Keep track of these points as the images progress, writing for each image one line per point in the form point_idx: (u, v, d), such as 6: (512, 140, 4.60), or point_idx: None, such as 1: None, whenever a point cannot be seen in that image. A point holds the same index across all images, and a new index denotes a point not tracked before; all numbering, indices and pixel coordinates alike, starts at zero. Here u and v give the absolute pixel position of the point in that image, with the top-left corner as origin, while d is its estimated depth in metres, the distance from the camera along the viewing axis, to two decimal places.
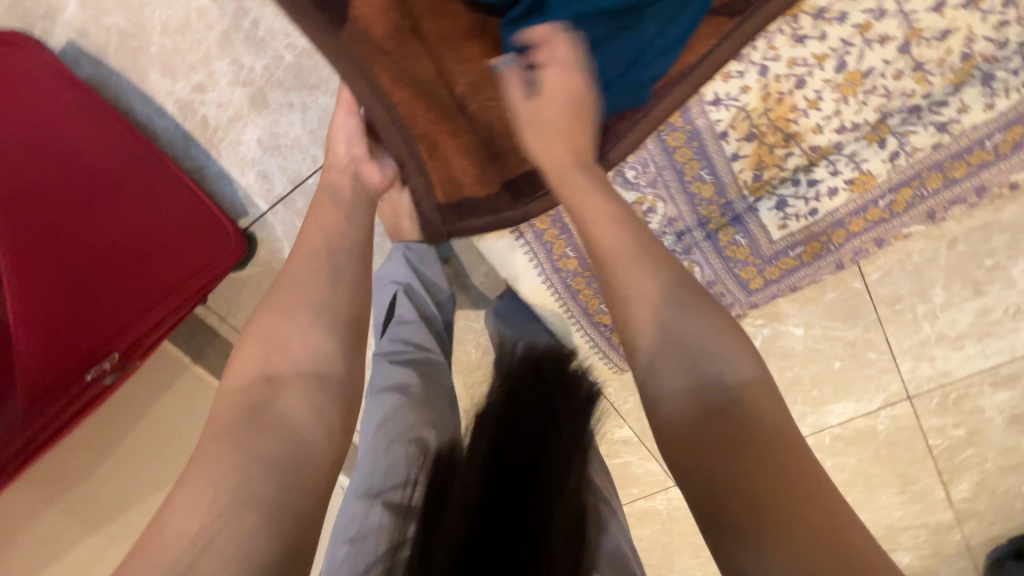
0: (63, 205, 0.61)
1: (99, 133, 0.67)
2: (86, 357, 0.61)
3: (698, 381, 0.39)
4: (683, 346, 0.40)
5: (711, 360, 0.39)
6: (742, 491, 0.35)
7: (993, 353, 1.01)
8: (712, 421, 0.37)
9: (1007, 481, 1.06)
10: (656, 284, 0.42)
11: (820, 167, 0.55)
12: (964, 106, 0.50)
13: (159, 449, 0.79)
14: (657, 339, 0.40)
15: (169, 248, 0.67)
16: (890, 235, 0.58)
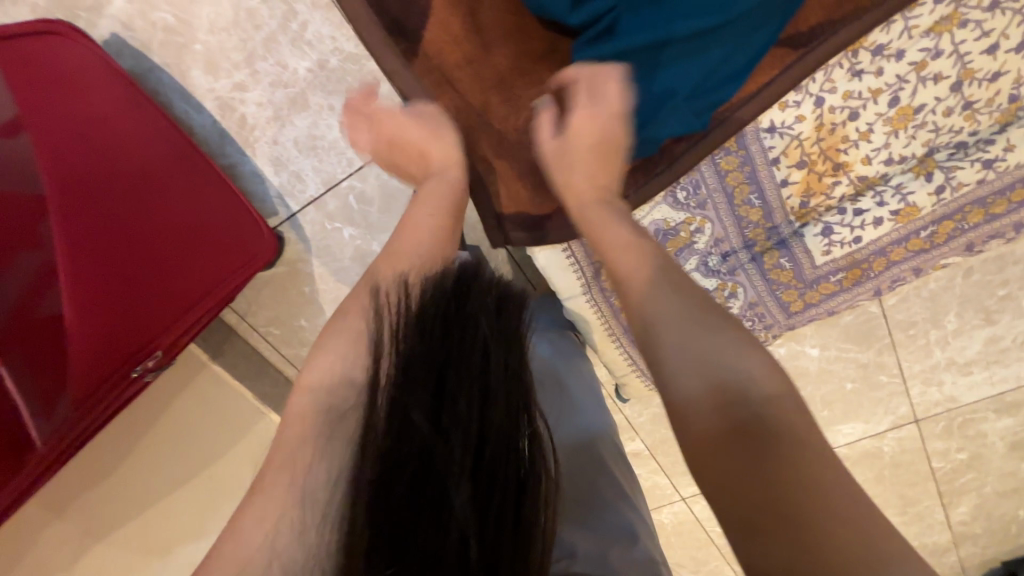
0: (115, 199, 0.61)
1: (148, 131, 0.67)
2: (134, 354, 0.62)
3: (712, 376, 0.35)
4: (690, 342, 0.37)
5: (722, 355, 0.36)
6: (737, 497, 0.32)
7: (999, 380, 1.04)
8: (726, 428, 0.33)
9: (1003, 505, 1.10)
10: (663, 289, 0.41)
11: (866, 197, 0.56)
12: (1010, 145, 0.52)
13: (178, 447, 0.78)
14: (671, 346, 0.37)
15: (214, 250, 0.69)
16: (930, 265, 0.59)
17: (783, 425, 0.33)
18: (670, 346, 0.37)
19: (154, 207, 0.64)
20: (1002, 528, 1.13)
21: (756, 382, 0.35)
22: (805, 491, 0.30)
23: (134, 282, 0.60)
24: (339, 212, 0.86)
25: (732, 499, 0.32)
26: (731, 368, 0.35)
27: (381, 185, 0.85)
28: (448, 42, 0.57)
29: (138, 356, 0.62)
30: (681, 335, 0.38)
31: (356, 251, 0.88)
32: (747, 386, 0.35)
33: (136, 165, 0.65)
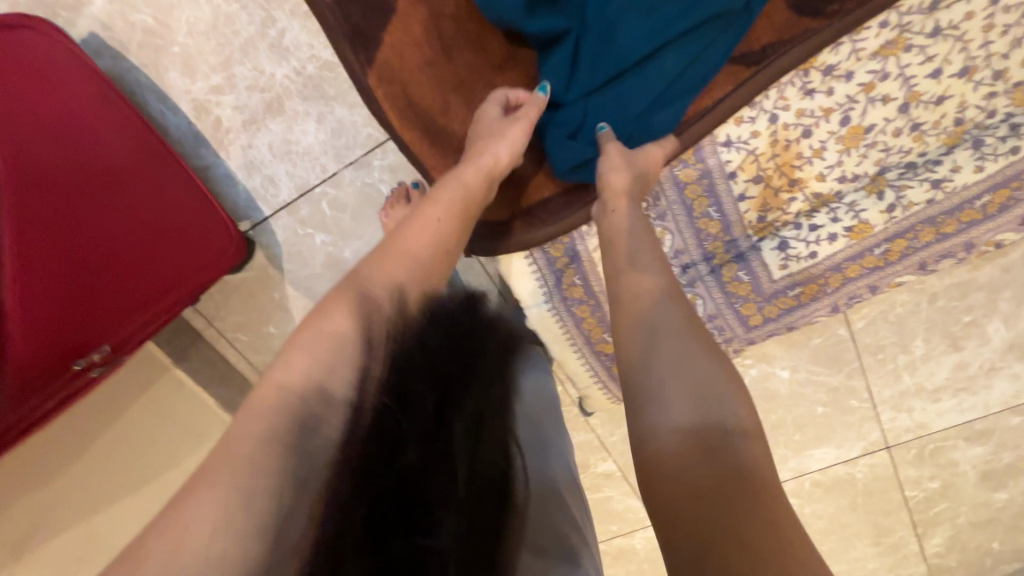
0: (72, 192, 0.60)
1: (116, 126, 0.68)
2: (81, 346, 0.61)
3: (707, 423, 0.37)
4: (695, 386, 0.39)
5: (719, 404, 0.38)
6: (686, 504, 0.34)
7: (967, 408, 1.04)
8: (697, 441, 0.36)
9: (977, 537, 1.10)
10: (677, 329, 0.42)
11: (821, 213, 0.57)
12: (956, 166, 0.54)
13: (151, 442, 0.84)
14: (671, 370, 0.40)
15: (178, 244, 0.70)
16: (885, 282, 0.60)
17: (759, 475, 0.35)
18: (669, 374, 0.40)
19: (118, 202, 0.64)
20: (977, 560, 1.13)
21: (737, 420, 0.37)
22: (752, 517, 0.33)
23: (93, 275, 0.60)
24: (311, 218, 0.89)
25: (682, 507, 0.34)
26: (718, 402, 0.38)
27: (356, 192, 0.87)
28: (408, 43, 0.56)
29: (90, 346, 0.62)
30: (682, 378, 0.39)
31: (326, 258, 0.91)
32: (727, 418, 0.38)
33: (103, 160, 0.64)
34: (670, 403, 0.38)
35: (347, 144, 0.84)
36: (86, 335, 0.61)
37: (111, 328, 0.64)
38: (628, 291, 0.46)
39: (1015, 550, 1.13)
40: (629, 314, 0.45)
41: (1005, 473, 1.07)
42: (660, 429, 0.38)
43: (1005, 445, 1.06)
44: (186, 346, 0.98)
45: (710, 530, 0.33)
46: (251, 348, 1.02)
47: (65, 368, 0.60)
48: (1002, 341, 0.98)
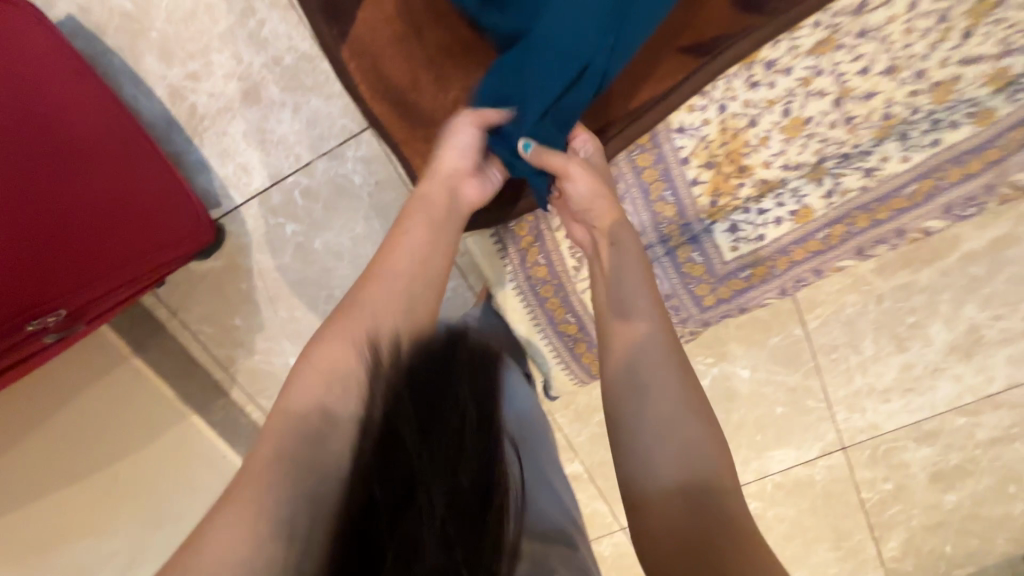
0: (43, 160, 0.62)
1: (98, 107, 0.69)
2: (34, 306, 0.59)
3: (692, 484, 0.42)
4: (683, 450, 0.43)
5: (702, 465, 0.43)
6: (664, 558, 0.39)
7: (915, 408, 1.10)
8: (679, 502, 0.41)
9: (931, 540, 1.17)
10: (668, 388, 0.46)
11: (768, 198, 0.62)
12: (885, 156, 0.59)
13: (107, 435, 0.83)
14: (658, 429, 0.45)
15: (147, 226, 0.70)
16: (827, 265, 0.64)
17: (742, 529, 0.40)
18: (657, 432, 0.44)
19: (90, 175, 0.65)
20: (931, 563, 1.19)
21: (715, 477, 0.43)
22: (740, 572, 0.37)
23: (51, 237, 0.60)
24: (283, 206, 0.91)
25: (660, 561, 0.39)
26: (701, 462, 0.43)
27: (327, 182, 0.89)
28: (381, 27, 0.60)
29: (43, 309, 0.60)
30: (671, 438, 0.44)
31: (296, 247, 0.94)
32: (709, 478, 0.42)
33: (87, 133, 0.66)
34: (655, 464, 0.43)
35: (322, 135, 0.86)
36: (38, 297, 0.59)
37: (67, 295, 0.62)
38: (619, 347, 0.50)
39: (966, 553, 1.18)
40: (617, 371, 0.49)
41: (954, 474, 1.13)
42: (644, 488, 0.43)
43: (951, 446, 1.12)
44: (149, 336, 0.97)
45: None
46: (217, 340, 1.01)
47: (13, 327, 0.58)
48: (944, 343, 1.04)
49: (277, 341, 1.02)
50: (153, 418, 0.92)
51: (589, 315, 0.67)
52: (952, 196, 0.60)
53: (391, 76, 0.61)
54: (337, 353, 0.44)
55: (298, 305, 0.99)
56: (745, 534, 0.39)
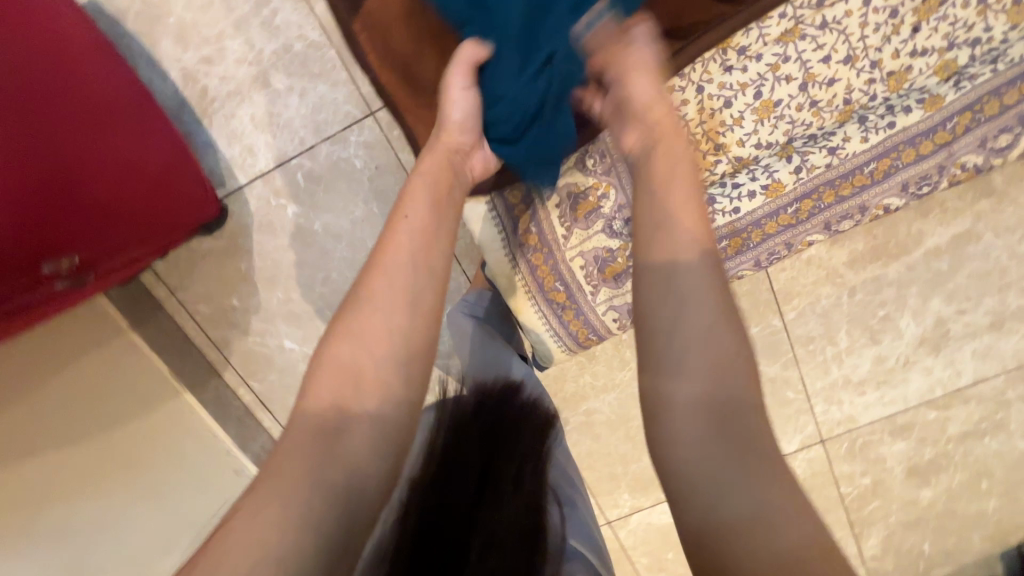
0: (75, 118, 0.66)
1: (122, 84, 0.74)
2: (55, 249, 0.61)
3: (719, 434, 0.39)
4: (714, 396, 0.40)
5: (731, 412, 0.39)
6: (708, 501, 0.37)
7: (889, 401, 1.14)
8: (717, 437, 0.38)
9: (909, 537, 1.20)
10: (700, 321, 0.42)
11: (742, 174, 0.67)
12: (847, 136, 0.65)
13: (104, 402, 0.85)
14: (693, 360, 0.41)
15: (160, 195, 0.75)
16: (798, 239, 0.69)
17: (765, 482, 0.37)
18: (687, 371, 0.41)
19: (113, 141, 0.70)
20: (910, 562, 1.21)
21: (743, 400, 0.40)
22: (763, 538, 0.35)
23: (66, 184, 0.62)
24: (286, 187, 0.95)
25: (713, 507, 0.37)
26: (733, 388, 0.40)
27: (330, 166, 0.93)
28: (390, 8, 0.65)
29: (59, 253, 0.61)
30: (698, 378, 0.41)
31: (297, 229, 0.97)
32: (736, 426, 0.39)
33: (102, 99, 0.71)
34: (681, 407, 0.40)
35: (326, 120, 0.91)
36: (58, 241, 0.61)
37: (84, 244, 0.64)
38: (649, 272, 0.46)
39: (943, 550, 1.21)
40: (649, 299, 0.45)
41: (928, 469, 1.17)
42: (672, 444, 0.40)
43: (924, 440, 1.16)
44: (146, 313, 1.00)
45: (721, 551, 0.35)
46: (214, 320, 1.04)
47: (28, 268, 0.58)
48: (913, 336, 1.09)
49: (272, 323, 1.05)
50: (147, 393, 0.94)
51: (577, 282, 0.72)
52: (908, 175, 0.66)
53: (398, 52, 0.66)
54: (351, 351, 0.46)
55: (294, 287, 1.02)
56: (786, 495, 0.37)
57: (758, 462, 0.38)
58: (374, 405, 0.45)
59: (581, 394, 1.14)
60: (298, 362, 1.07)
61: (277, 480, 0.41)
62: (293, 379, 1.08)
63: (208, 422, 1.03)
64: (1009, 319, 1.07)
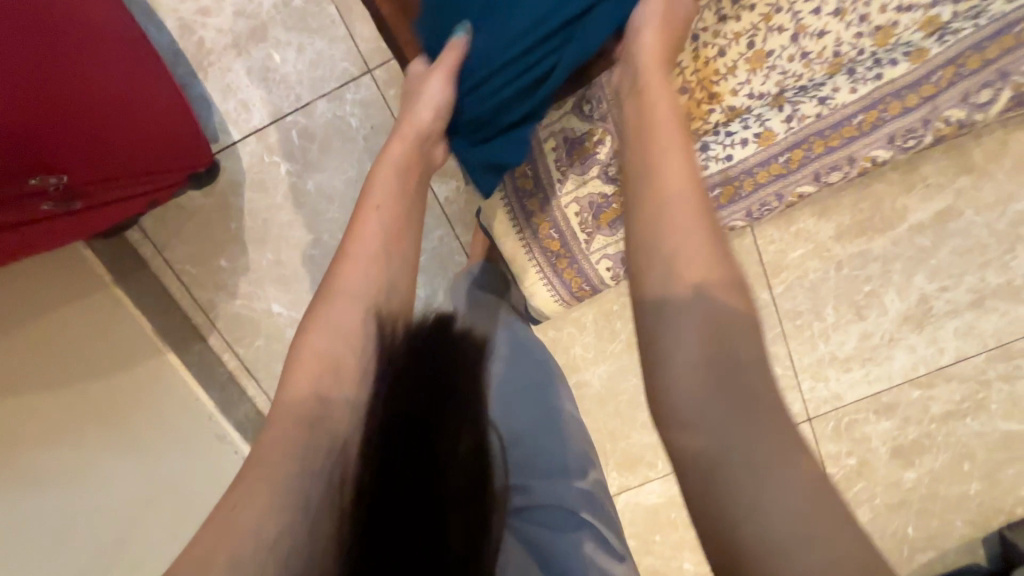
0: (82, 43, 0.66)
1: (121, 20, 0.74)
2: (52, 165, 0.60)
3: (723, 372, 0.37)
4: (722, 336, 0.38)
5: (737, 348, 0.38)
6: (714, 475, 0.34)
7: (874, 379, 1.16)
8: (722, 407, 0.36)
9: (894, 520, 1.21)
10: (703, 272, 0.42)
11: (735, 123, 0.69)
12: (836, 87, 0.66)
13: (89, 348, 0.84)
14: (685, 330, 0.39)
15: (154, 134, 0.75)
16: (789, 190, 0.71)
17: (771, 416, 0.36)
18: (684, 319, 0.40)
19: (114, 73, 0.70)
20: (895, 545, 1.22)
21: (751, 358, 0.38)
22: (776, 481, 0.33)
23: (62, 101, 0.61)
24: (280, 145, 0.95)
25: (716, 470, 0.34)
26: (733, 347, 0.38)
27: (326, 124, 0.94)
28: None
29: (52, 168, 0.60)
30: (699, 321, 0.39)
31: (289, 187, 0.97)
32: (749, 367, 0.38)
33: (105, 30, 0.70)
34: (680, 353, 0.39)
35: (322, 75, 0.92)
36: (54, 156, 0.60)
37: (77, 166, 0.63)
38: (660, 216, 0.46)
39: (928, 536, 1.21)
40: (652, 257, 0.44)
41: (912, 450, 1.18)
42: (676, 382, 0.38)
43: (909, 420, 1.17)
44: (131, 269, 0.98)
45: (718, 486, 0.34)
46: (200, 281, 1.02)
47: (22, 175, 0.57)
48: (897, 313, 1.11)
49: (260, 286, 1.03)
50: (127, 347, 0.92)
51: (571, 229, 0.74)
52: (894, 127, 0.68)
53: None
54: (324, 341, 0.46)
55: (284, 248, 1.01)
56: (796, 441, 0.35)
57: (770, 424, 0.35)
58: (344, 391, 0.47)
59: (572, 366, 1.13)
60: (285, 327, 1.05)
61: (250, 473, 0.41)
62: (279, 346, 1.07)
63: (188, 383, 1.02)
64: (989, 298, 1.09)
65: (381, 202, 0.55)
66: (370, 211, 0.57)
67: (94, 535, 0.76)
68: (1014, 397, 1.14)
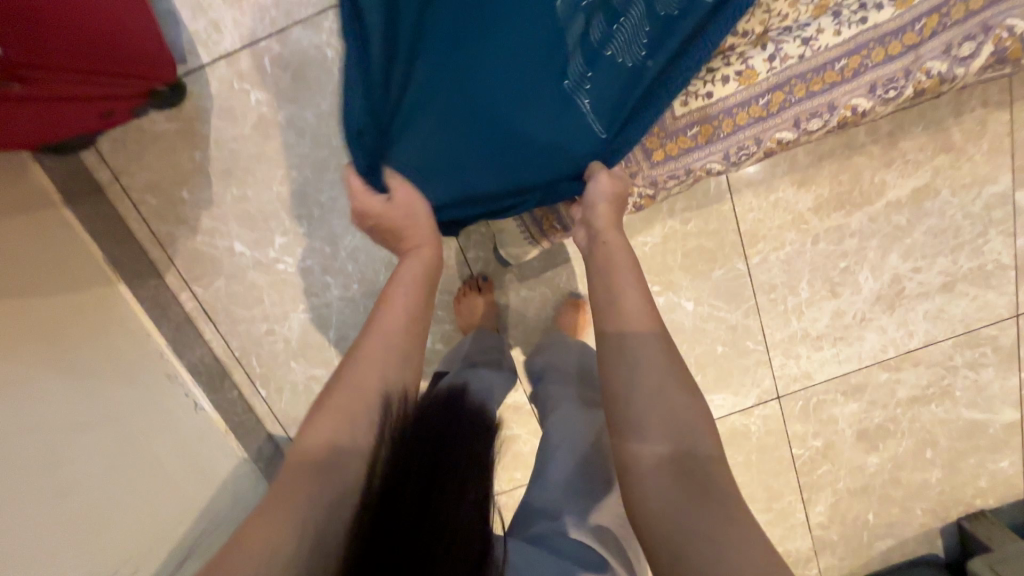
0: None
1: None
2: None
3: (680, 462, 0.51)
4: (678, 428, 0.52)
5: (694, 439, 0.52)
6: (682, 543, 0.47)
7: (844, 358, 1.14)
8: (681, 491, 0.49)
9: (855, 507, 1.20)
10: (657, 369, 0.55)
11: (717, 59, 0.67)
12: (820, 29, 0.65)
13: (45, 264, 0.82)
14: (651, 423, 0.52)
15: (116, 44, 0.73)
16: (767, 135, 0.71)
17: (714, 484, 0.50)
18: (647, 406, 0.53)
19: None
20: (854, 531, 1.21)
21: (706, 453, 0.52)
22: (716, 537, 0.46)
23: None
24: (250, 72, 0.92)
25: (678, 543, 0.47)
26: (691, 439, 0.52)
27: (299, 52, 0.92)
28: None
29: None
30: (657, 415, 0.53)
31: (259, 118, 0.94)
32: (695, 450, 0.52)
33: None
34: (644, 435, 0.52)
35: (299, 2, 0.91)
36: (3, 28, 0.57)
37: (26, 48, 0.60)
38: (615, 314, 0.59)
39: (888, 523, 1.20)
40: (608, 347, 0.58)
41: (877, 434, 1.17)
42: (640, 460, 0.52)
43: (875, 403, 1.15)
44: (83, 192, 0.93)
45: (681, 552, 0.47)
46: (159, 213, 0.98)
47: None
48: (870, 292, 1.10)
49: (224, 223, 0.99)
50: (84, 272, 0.89)
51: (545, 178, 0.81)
52: (875, 76, 0.67)
53: None
54: (347, 396, 0.53)
55: (250, 183, 0.98)
56: (735, 507, 0.49)
57: (714, 498, 0.49)
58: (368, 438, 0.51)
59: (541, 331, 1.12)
60: (248, 268, 1.02)
61: (275, 508, 0.46)
62: (240, 288, 1.03)
63: (141, 318, 0.97)
64: (960, 282, 1.10)
65: (407, 286, 0.64)
66: (400, 297, 0.62)
67: (62, 447, 0.73)
68: (978, 384, 1.14)
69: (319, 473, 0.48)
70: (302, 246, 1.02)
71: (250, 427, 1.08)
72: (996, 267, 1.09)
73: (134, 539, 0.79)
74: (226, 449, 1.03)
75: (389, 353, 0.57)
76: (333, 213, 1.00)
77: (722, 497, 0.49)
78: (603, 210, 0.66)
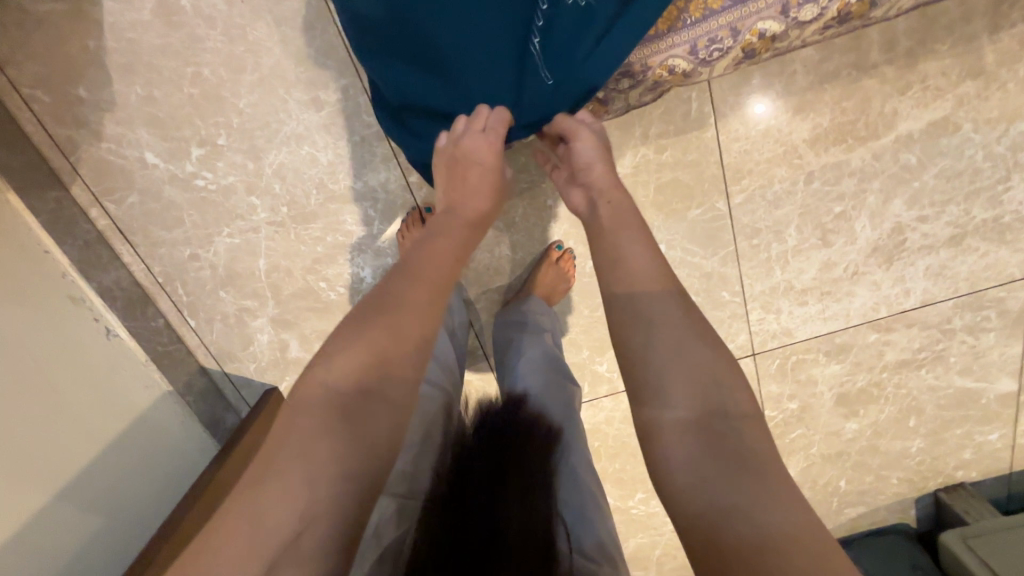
0: None
1: None
2: None
3: (706, 421, 0.44)
4: (703, 383, 0.46)
5: (721, 395, 0.46)
6: (714, 524, 0.40)
7: (830, 316, 1.02)
8: (706, 454, 0.43)
9: (827, 472, 1.12)
10: (674, 317, 0.50)
11: None
12: None
13: None
14: (674, 379, 0.46)
15: None
16: (747, 23, 0.58)
17: (748, 441, 0.44)
18: (664, 357, 0.48)
19: None
20: (823, 496, 1.14)
21: (735, 410, 0.45)
22: (756, 505, 0.40)
23: None
24: None
25: (720, 521, 0.40)
26: (719, 397, 0.46)
27: None
28: None
29: None
30: (678, 369, 0.47)
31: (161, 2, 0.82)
32: (727, 406, 0.45)
33: None
34: (666, 396, 0.46)
35: None
36: None
37: None
38: (627, 266, 0.55)
39: (859, 490, 1.13)
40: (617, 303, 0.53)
41: (857, 399, 1.07)
42: (661, 424, 0.45)
43: (860, 365, 1.05)
44: None
45: (721, 535, 0.39)
46: (55, 113, 0.86)
47: None
48: (867, 241, 0.97)
49: (132, 129, 0.88)
50: None
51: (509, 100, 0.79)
52: None
53: None
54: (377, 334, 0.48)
55: (158, 81, 0.86)
56: (772, 467, 0.43)
57: (753, 466, 0.42)
58: (397, 391, 0.47)
59: (496, 271, 1.02)
60: (164, 184, 0.91)
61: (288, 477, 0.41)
62: (156, 206, 0.92)
63: (36, 232, 0.86)
64: (970, 236, 0.96)
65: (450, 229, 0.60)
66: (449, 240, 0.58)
67: None
68: (975, 350, 1.03)
69: (339, 421, 0.44)
70: (222, 159, 0.90)
71: (180, 358, 1.01)
72: (1014, 220, 0.95)
73: (39, 471, 0.72)
74: (144, 379, 0.96)
75: (427, 276, 0.54)
76: (255, 123, 0.88)
77: (758, 452, 0.43)
78: (599, 172, 0.65)
